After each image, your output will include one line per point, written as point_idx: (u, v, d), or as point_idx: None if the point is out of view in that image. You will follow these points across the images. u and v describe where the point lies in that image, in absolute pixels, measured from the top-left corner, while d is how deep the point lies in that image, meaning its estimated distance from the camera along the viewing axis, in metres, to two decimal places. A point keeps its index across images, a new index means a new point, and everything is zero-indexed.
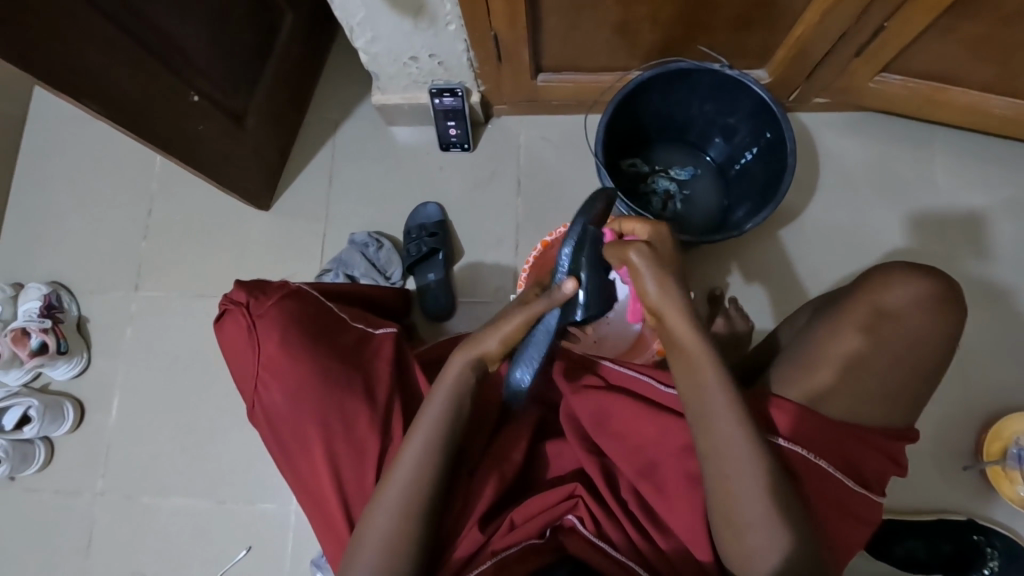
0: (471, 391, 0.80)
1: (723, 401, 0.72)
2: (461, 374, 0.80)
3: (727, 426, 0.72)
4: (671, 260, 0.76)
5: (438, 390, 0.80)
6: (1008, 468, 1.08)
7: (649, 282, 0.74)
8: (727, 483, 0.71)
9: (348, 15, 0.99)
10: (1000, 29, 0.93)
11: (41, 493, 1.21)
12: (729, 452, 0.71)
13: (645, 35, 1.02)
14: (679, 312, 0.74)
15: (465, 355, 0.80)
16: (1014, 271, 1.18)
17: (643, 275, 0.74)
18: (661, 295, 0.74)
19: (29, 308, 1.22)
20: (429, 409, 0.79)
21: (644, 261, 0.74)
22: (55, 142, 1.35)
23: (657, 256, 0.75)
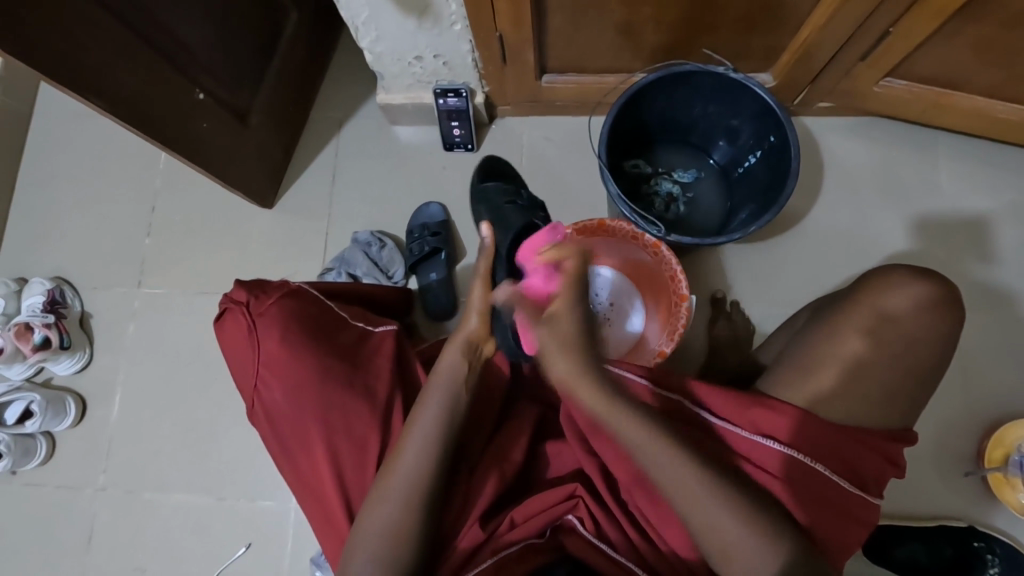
0: (470, 379, 0.83)
1: (660, 446, 0.74)
2: (457, 366, 0.83)
3: (675, 464, 0.73)
4: (579, 333, 0.73)
5: (433, 388, 0.82)
6: (1010, 475, 1.07)
7: (557, 362, 0.73)
8: (694, 505, 0.72)
9: (353, 14, 0.99)
10: (1007, 34, 0.93)
11: (42, 488, 1.21)
12: (681, 481, 0.73)
13: (650, 36, 1.02)
14: (588, 383, 0.74)
15: (457, 347, 0.84)
16: (1017, 275, 1.18)
17: (551, 357, 0.73)
18: (570, 374, 0.73)
19: (33, 303, 1.23)
20: (421, 416, 0.80)
21: (549, 344, 0.72)
22: (61, 138, 1.36)
23: (557, 344, 0.72)
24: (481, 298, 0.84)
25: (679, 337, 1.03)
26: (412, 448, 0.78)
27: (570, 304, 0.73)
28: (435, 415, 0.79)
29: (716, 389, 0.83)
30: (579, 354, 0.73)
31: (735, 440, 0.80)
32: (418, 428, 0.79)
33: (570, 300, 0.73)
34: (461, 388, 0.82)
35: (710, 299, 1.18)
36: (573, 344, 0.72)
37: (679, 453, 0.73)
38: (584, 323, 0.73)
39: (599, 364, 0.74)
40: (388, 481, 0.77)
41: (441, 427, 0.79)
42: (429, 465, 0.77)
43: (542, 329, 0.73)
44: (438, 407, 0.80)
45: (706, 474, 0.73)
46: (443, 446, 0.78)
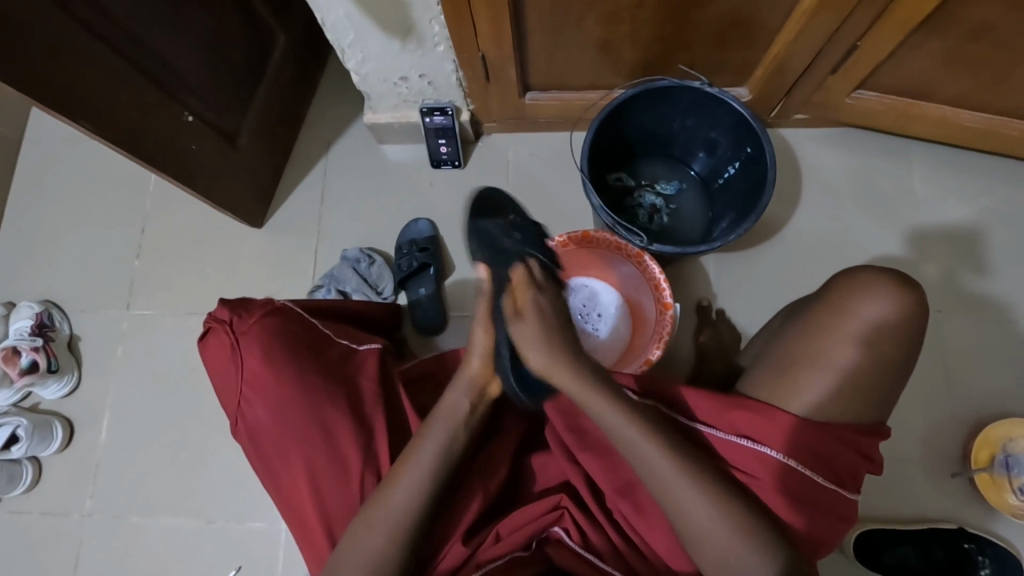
0: (471, 420, 0.82)
1: (655, 452, 0.75)
2: (462, 406, 0.82)
3: (663, 465, 0.74)
4: (540, 316, 0.80)
5: (435, 423, 0.81)
6: (996, 475, 1.10)
7: (534, 353, 0.79)
8: (674, 500, 0.73)
9: (339, 37, 1.02)
10: (969, 46, 0.97)
11: (28, 515, 1.20)
12: (665, 479, 0.74)
13: (627, 54, 1.05)
14: (569, 370, 0.79)
15: (464, 385, 0.83)
16: (993, 278, 1.21)
17: (528, 350, 0.79)
18: (547, 358, 0.79)
19: (21, 327, 1.23)
20: (419, 451, 0.79)
21: (525, 336, 0.79)
22: (50, 163, 1.37)
23: (527, 333, 0.79)
24: (484, 336, 0.84)
25: (664, 343, 1.05)
26: (409, 478, 0.77)
27: (534, 299, 0.81)
28: (433, 450, 0.79)
29: (696, 391, 0.85)
30: (547, 339, 0.79)
31: (715, 443, 0.81)
32: (414, 462, 0.78)
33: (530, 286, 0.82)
34: (459, 427, 0.81)
35: (695, 307, 1.20)
36: (542, 330, 0.79)
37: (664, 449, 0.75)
38: (542, 306, 0.81)
39: (574, 358, 0.80)
40: (376, 507, 0.77)
41: (439, 464, 0.78)
42: (420, 495, 0.77)
43: (514, 321, 0.80)
44: (436, 445, 0.79)
45: (697, 476, 0.74)
46: (438, 477, 0.78)
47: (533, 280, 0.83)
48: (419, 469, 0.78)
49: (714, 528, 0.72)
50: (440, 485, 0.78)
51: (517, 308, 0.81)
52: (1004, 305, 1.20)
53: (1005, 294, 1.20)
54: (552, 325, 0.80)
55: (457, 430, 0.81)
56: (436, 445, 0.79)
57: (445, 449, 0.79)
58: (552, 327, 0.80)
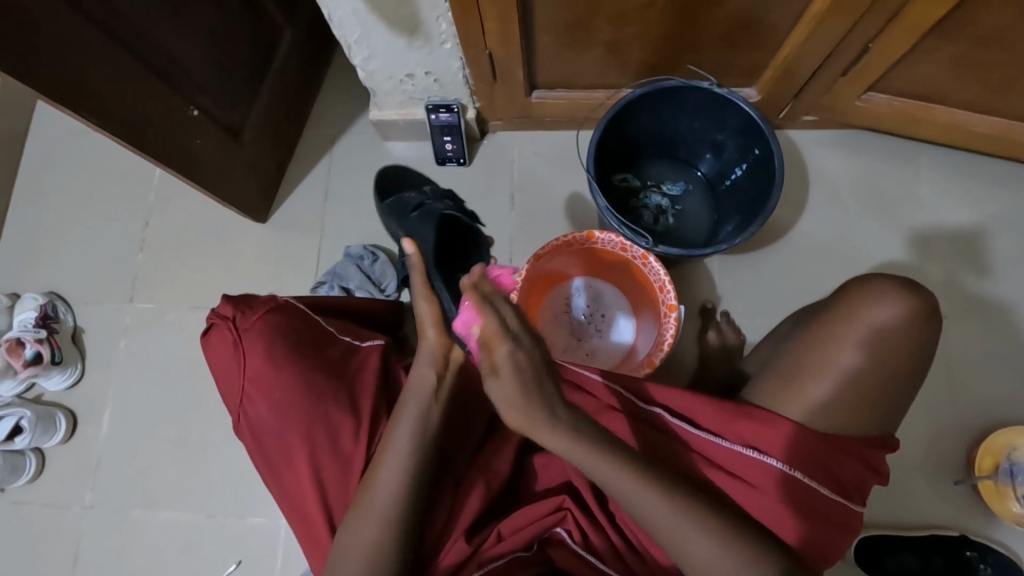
0: (442, 391, 0.75)
1: (646, 494, 0.71)
2: (428, 377, 0.74)
3: (659, 510, 0.71)
4: (520, 383, 0.67)
5: (407, 403, 0.75)
6: (1000, 483, 1.09)
7: (512, 413, 0.69)
8: (679, 540, 0.71)
9: (345, 33, 1.01)
10: (982, 50, 0.95)
11: (30, 506, 1.20)
12: (668, 524, 0.71)
13: (635, 53, 1.04)
14: (548, 428, 0.69)
15: (426, 360, 0.73)
16: (1001, 285, 1.20)
17: (508, 411, 0.68)
18: (525, 419, 0.68)
19: (25, 318, 1.23)
20: (397, 435, 0.74)
21: (504, 397, 0.68)
22: (55, 155, 1.37)
23: (508, 399, 0.67)
24: (430, 310, 0.73)
25: (668, 347, 1.05)
26: (388, 479, 0.74)
27: (509, 357, 0.66)
28: (410, 432, 0.74)
29: (704, 399, 0.84)
30: (530, 394, 0.68)
31: (719, 451, 0.81)
32: (393, 446, 0.74)
33: (508, 351, 0.66)
34: (434, 401, 0.74)
35: (699, 309, 1.20)
36: (521, 395, 0.67)
37: (661, 494, 0.71)
38: (522, 369, 0.67)
39: (550, 399, 0.69)
40: (365, 500, 0.75)
41: (417, 446, 0.74)
42: (403, 485, 0.73)
43: (493, 383, 0.68)
44: (411, 426, 0.74)
45: (698, 511, 0.72)
46: (419, 458, 0.74)
47: (503, 319, 0.68)
48: (398, 453, 0.74)
49: (717, 563, 0.71)
50: (422, 467, 0.74)
51: (491, 363, 0.67)
52: (1011, 313, 1.19)
53: (1013, 301, 1.19)
54: (531, 373, 0.67)
55: (429, 406, 0.74)
56: (412, 426, 0.74)
57: (422, 429, 0.74)
58: (529, 381, 0.68)
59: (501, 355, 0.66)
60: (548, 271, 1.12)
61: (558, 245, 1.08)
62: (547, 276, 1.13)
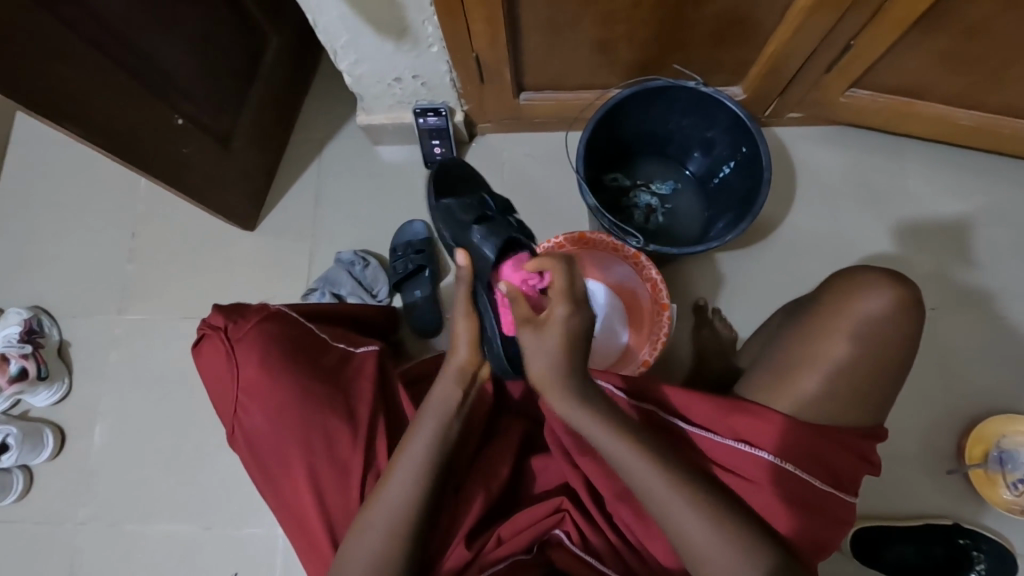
0: (462, 409, 0.78)
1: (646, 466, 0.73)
2: (452, 398, 0.77)
3: (659, 486, 0.72)
4: (570, 342, 0.68)
5: (424, 417, 0.76)
6: (990, 471, 1.11)
7: (546, 373, 0.70)
8: (671, 521, 0.72)
9: (332, 38, 1.00)
10: (962, 45, 0.97)
11: (20, 524, 1.18)
12: (660, 500, 0.72)
13: (623, 54, 1.05)
14: (572, 397, 0.72)
15: (451, 376, 0.78)
16: (987, 275, 1.22)
17: (546, 373, 0.70)
18: (557, 381, 0.70)
19: (9, 334, 1.20)
20: (411, 446, 0.75)
21: (546, 360, 0.69)
22: (36, 167, 1.35)
23: (550, 359, 0.68)
24: (468, 328, 0.76)
25: (662, 344, 1.07)
26: (401, 476, 0.74)
27: (564, 316, 0.67)
28: (426, 444, 0.75)
29: (693, 394, 0.84)
30: (563, 373, 0.69)
31: (712, 445, 0.81)
32: (407, 455, 0.75)
33: (565, 311, 0.67)
34: (452, 418, 0.77)
35: (692, 307, 1.20)
36: (564, 355, 0.68)
37: (659, 468, 0.73)
38: (575, 332, 0.68)
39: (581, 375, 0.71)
40: (371, 509, 0.74)
41: (432, 457, 0.74)
42: (413, 494, 0.73)
43: (537, 339, 0.68)
44: (429, 437, 0.75)
45: (689, 490, 0.72)
46: (433, 474, 0.74)
47: (572, 279, 0.68)
48: (410, 466, 0.74)
49: (714, 544, 0.71)
50: (435, 478, 0.74)
51: (545, 318, 0.68)
52: (997, 302, 1.21)
53: (999, 291, 1.21)
54: (576, 344, 0.68)
55: (450, 422, 0.76)
56: (428, 439, 0.75)
57: (438, 441, 0.75)
58: (573, 345, 0.68)
59: (559, 309, 0.67)
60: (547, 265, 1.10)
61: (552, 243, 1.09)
62: None
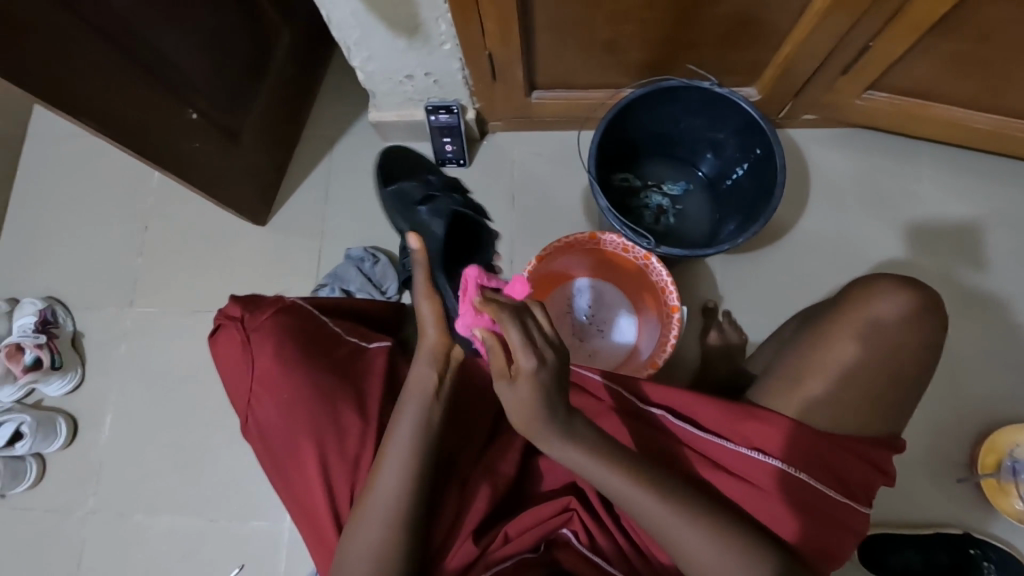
0: (443, 391, 0.76)
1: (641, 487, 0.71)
2: (428, 378, 0.75)
3: (652, 504, 0.71)
4: (538, 395, 0.65)
5: (406, 402, 0.75)
6: (1004, 481, 1.09)
7: (516, 417, 0.68)
8: (668, 533, 0.71)
9: (345, 35, 1.01)
10: (980, 48, 0.95)
11: (32, 511, 1.20)
12: (654, 517, 0.71)
13: (635, 54, 1.04)
14: (556, 435, 0.69)
15: (425, 360, 0.75)
16: (1003, 282, 1.20)
17: (516, 415, 0.67)
18: (533, 421, 0.67)
19: (24, 323, 1.22)
20: (398, 434, 0.74)
21: (515, 404, 0.66)
22: (53, 159, 1.36)
23: (519, 406, 0.65)
24: (431, 308, 0.75)
25: (671, 347, 1.05)
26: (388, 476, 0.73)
27: (532, 369, 0.63)
28: (410, 431, 0.74)
29: (703, 400, 0.84)
30: (539, 413, 0.66)
31: (723, 451, 0.80)
32: (394, 442, 0.74)
33: (532, 366, 0.63)
34: (436, 400, 0.75)
35: (701, 309, 1.19)
36: (534, 403, 0.65)
37: (652, 488, 0.71)
38: (544, 381, 0.64)
39: (565, 413, 0.68)
40: (365, 503, 0.74)
41: (418, 445, 0.73)
42: (405, 482, 0.73)
43: (504, 388, 0.65)
44: (412, 424, 0.74)
45: (682, 503, 0.71)
46: (420, 461, 0.73)
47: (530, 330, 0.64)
48: (399, 454, 0.73)
49: (711, 553, 0.70)
50: (425, 467, 0.74)
51: (512, 369, 0.65)
52: (1013, 310, 1.19)
53: (1016, 298, 1.19)
54: (552, 389, 0.65)
55: (430, 407, 0.74)
56: (412, 424, 0.74)
57: (422, 428, 0.74)
58: (545, 391, 0.65)
59: (525, 365, 0.63)
60: (550, 268, 1.12)
61: (554, 247, 1.07)
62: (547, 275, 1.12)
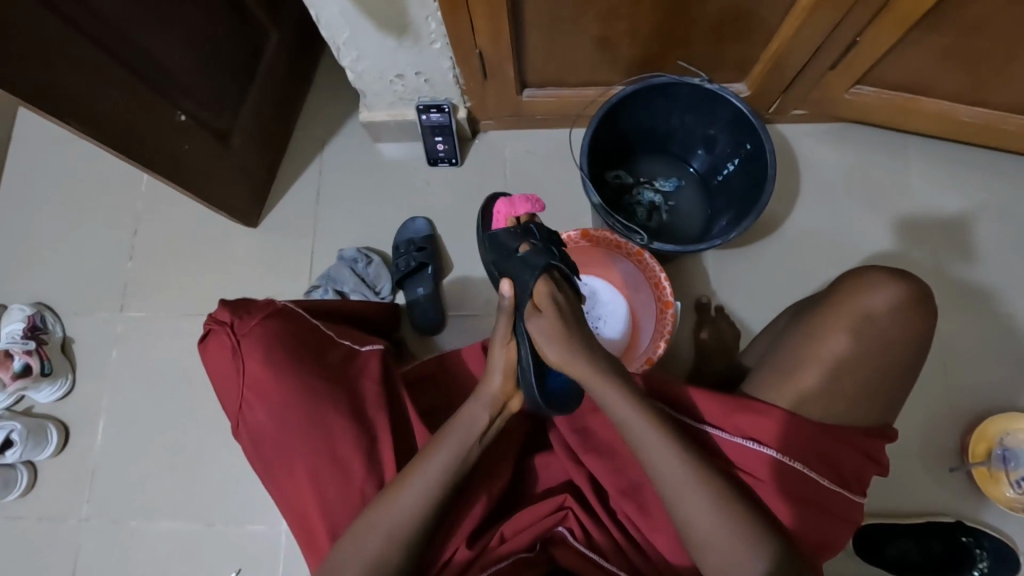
0: (485, 436, 0.79)
1: (661, 449, 0.74)
2: (480, 420, 0.79)
3: (670, 465, 0.73)
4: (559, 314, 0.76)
5: (450, 434, 0.78)
6: (994, 468, 1.11)
7: (550, 350, 0.76)
8: (673, 499, 0.73)
9: (334, 34, 1.00)
10: (966, 41, 0.97)
11: (24, 520, 1.18)
12: (666, 476, 0.73)
13: (626, 50, 1.04)
14: (587, 360, 0.75)
15: (484, 402, 0.80)
16: (990, 272, 1.21)
17: (543, 343, 0.75)
18: (567, 355, 0.75)
19: (13, 330, 1.20)
20: (435, 456, 0.76)
21: (543, 333, 0.75)
22: (39, 163, 1.35)
23: (549, 332, 0.75)
24: (502, 354, 0.80)
25: (665, 343, 1.05)
26: (430, 469, 0.75)
27: (549, 291, 0.78)
28: (445, 461, 0.75)
29: (701, 392, 0.84)
30: (565, 334, 0.75)
31: (720, 444, 0.81)
32: (426, 467, 0.75)
33: (548, 288, 0.78)
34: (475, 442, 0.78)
35: (695, 305, 1.20)
36: (563, 328, 0.75)
37: (671, 443, 0.74)
38: (561, 308, 0.77)
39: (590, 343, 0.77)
40: (399, 487, 0.75)
41: (451, 471, 0.75)
42: (427, 500, 0.74)
43: (534, 319, 0.77)
44: (451, 454, 0.76)
45: (699, 473, 0.73)
46: (448, 486, 0.75)
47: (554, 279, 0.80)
48: (429, 476, 0.74)
49: (717, 530, 0.71)
50: (450, 492, 0.75)
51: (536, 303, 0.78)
52: (1001, 299, 1.20)
53: (1003, 289, 1.21)
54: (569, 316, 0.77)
55: (471, 446, 0.77)
56: (448, 458, 0.76)
57: (458, 459, 0.76)
58: (569, 321, 0.77)
59: (543, 289, 0.78)
60: None
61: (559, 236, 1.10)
62: None
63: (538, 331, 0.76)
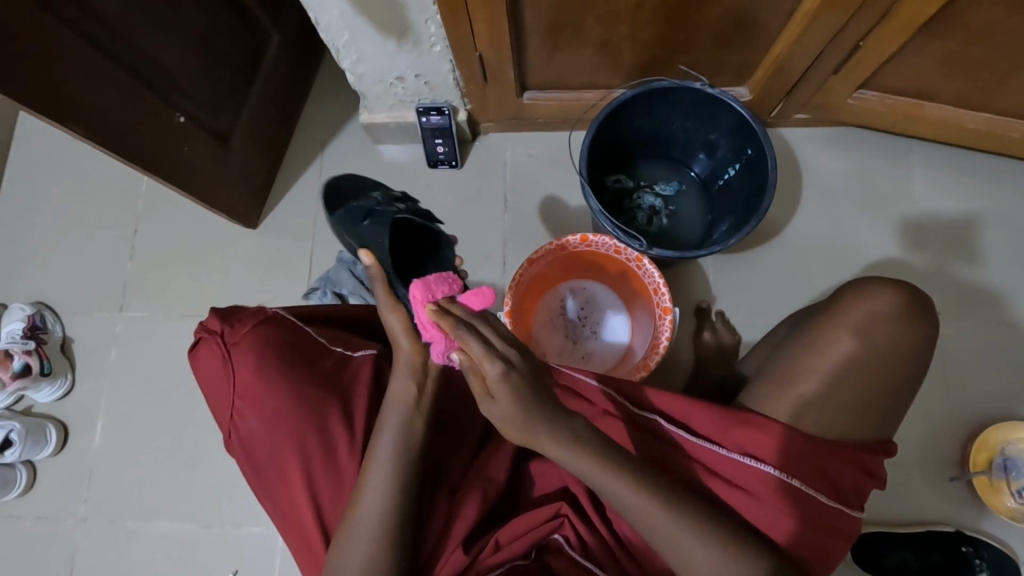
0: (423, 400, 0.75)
1: (643, 502, 0.71)
2: (406, 390, 0.75)
3: (659, 518, 0.71)
4: (513, 400, 0.67)
5: (388, 414, 0.75)
6: (995, 478, 1.10)
7: (502, 427, 0.71)
8: (672, 548, 0.71)
9: (333, 37, 1.00)
10: (970, 47, 0.96)
11: (23, 519, 1.19)
12: (656, 528, 0.71)
13: (626, 55, 1.04)
14: (552, 438, 0.70)
15: (403, 371, 0.75)
16: (994, 280, 1.20)
17: (500, 424, 0.70)
18: (523, 432, 0.70)
19: (12, 329, 1.21)
20: (378, 450, 0.74)
21: (500, 414, 0.69)
22: (40, 162, 1.35)
23: (509, 419, 0.69)
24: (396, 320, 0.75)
25: (662, 350, 1.04)
26: (375, 477, 0.73)
27: (496, 371, 0.67)
28: (391, 449, 0.73)
29: (699, 406, 0.83)
30: (524, 416, 0.68)
31: (720, 462, 0.80)
32: (376, 459, 0.73)
33: (497, 368, 0.67)
34: (415, 415, 0.75)
35: (695, 310, 1.20)
36: (520, 413, 0.68)
37: (648, 493, 0.71)
38: (517, 387, 0.67)
39: (548, 407, 0.70)
40: (351, 518, 0.72)
41: (400, 463, 0.73)
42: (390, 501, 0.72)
43: (488, 406, 0.69)
44: (392, 439, 0.73)
45: (690, 520, 0.71)
46: (405, 479, 0.73)
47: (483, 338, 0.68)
48: (382, 471, 0.73)
49: (720, 567, 0.70)
50: (409, 485, 0.73)
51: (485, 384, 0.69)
52: (1005, 308, 1.19)
53: (1008, 297, 1.20)
54: (524, 390, 0.68)
55: (410, 418, 0.74)
56: (393, 443, 0.74)
57: (403, 442, 0.74)
58: (527, 402, 0.68)
59: (473, 348, 0.68)
60: (530, 279, 1.11)
61: (536, 254, 1.07)
62: (530, 283, 1.11)
63: (488, 409, 0.69)
